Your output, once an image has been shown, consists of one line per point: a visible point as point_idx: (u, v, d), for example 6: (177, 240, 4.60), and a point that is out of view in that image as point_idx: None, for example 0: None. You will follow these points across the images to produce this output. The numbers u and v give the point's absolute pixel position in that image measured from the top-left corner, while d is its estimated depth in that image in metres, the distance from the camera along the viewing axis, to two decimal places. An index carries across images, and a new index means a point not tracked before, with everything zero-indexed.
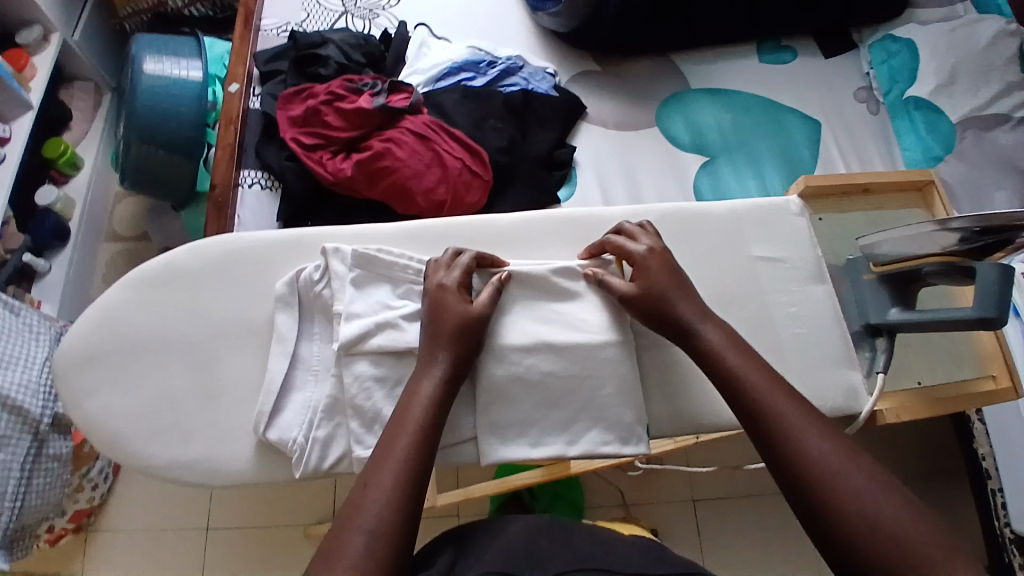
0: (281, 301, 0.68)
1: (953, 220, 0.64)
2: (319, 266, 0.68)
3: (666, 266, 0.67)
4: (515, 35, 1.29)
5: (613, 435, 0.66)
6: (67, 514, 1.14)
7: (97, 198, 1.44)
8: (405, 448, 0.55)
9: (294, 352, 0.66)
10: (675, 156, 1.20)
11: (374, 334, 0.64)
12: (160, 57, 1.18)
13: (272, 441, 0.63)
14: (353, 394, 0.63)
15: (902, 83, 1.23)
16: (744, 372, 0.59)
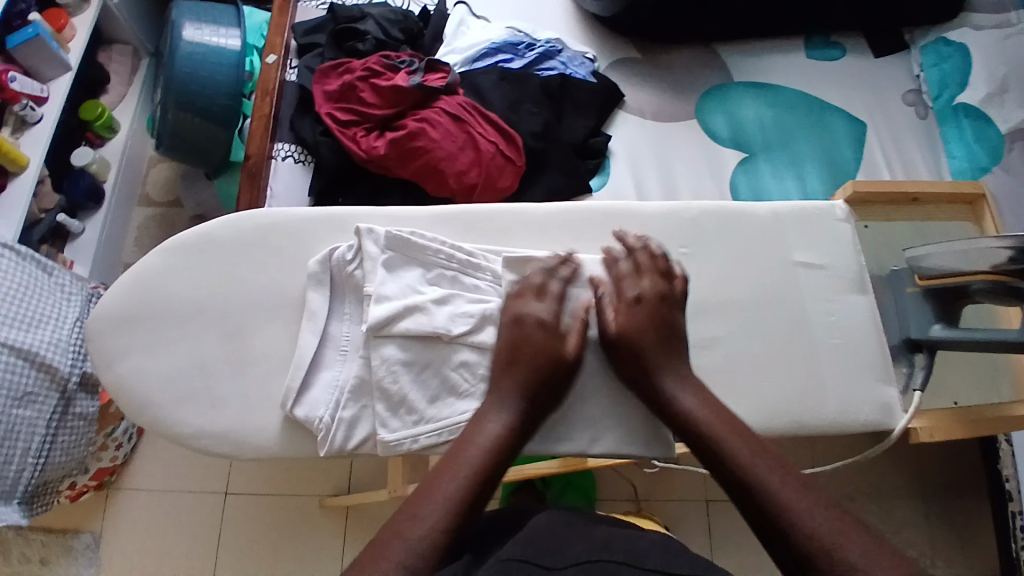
0: (313, 279, 0.68)
1: (1002, 238, 0.61)
2: (353, 246, 0.68)
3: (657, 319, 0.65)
4: (555, 17, 1.27)
5: (635, 436, 0.67)
6: (90, 472, 1.17)
7: (131, 162, 1.46)
8: (468, 459, 0.55)
9: (324, 331, 0.67)
10: (712, 151, 1.17)
11: (403, 317, 0.64)
12: (200, 24, 1.18)
13: (299, 417, 0.64)
14: (381, 376, 0.63)
15: (953, 88, 1.19)
16: (724, 437, 0.57)
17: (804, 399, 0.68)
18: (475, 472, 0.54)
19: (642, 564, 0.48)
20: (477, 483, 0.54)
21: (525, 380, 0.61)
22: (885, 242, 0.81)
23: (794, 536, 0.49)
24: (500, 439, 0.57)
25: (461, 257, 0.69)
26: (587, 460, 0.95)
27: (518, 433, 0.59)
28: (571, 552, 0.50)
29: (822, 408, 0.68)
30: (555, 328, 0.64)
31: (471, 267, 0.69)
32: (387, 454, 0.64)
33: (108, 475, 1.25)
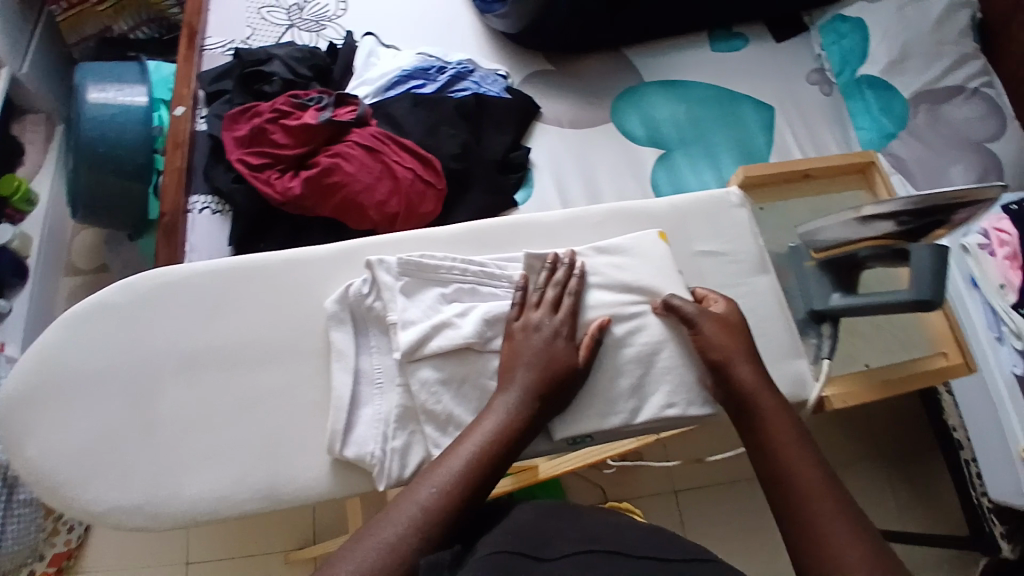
0: (333, 318, 0.65)
1: (883, 203, 0.64)
2: (367, 279, 0.65)
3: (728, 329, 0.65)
4: (465, 39, 1.28)
5: (679, 398, 0.65)
6: (45, 558, 1.16)
7: (54, 232, 1.40)
8: (469, 450, 0.54)
9: (355, 368, 0.64)
10: (632, 152, 1.19)
11: (432, 337, 0.62)
12: (104, 85, 1.16)
13: (350, 457, 0.61)
14: (423, 399, 0.61)
15: (854, 63, 1.24)
16: (781, 442, 0.56)
17: None
18: (474, 464, 0.54)
19: (631, 551, 0.45)
20: (481, 470, 0.54)
21: (533, 385, 0.59)
22: (782, 221, 0.82)
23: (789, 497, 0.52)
24: (501, 441, 0.56)
25: (476, 269, 0.67)
26: (540, 470, 0.94)
27: (524, 437, 0.57)
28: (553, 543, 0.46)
29: None
30: (549, 327, 0.63)
31: (486, 276, 0.67)
32: (312, 497, 0.62)
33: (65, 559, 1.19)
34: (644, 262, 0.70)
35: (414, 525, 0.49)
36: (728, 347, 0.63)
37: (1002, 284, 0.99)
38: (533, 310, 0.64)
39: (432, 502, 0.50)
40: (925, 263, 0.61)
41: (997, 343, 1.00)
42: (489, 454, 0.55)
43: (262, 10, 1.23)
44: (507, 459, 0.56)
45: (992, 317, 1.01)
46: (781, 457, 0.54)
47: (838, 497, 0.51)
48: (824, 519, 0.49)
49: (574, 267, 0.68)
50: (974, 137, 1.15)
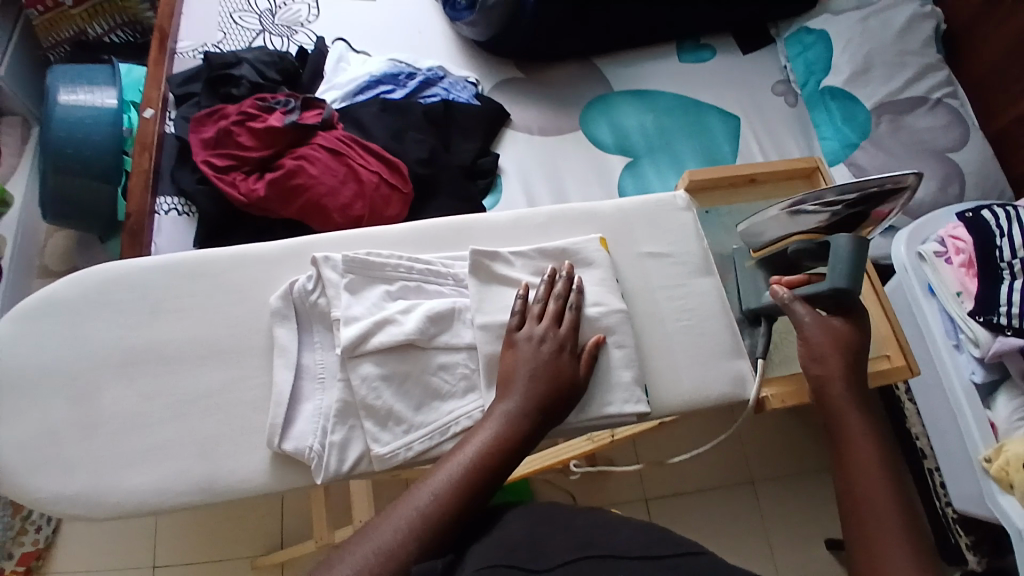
0: (276, 315, 0.65)
1: (806, 199, 0.72)
2: (312, 276, 0.66)
3: (839, 344, 0.63)
4: (437, 47, 1.30)
5: (614, 397, 0.66)
6: (13, 557, 1.16)
7: (26, 238, 1.37)
8: (467, 460, 0.55)
9: (298, 363, 0.64)
10: (599, 159, 1.21)
11: (375, 333, 0.62)
12: (74, 87, 1.16)
13: (288, 451, 0.61)
14: (363, 394, 0.61)
15: (818, 75, 1.26)
16: (861, 467, 0.57)
17: (666, 386, 0.70)
18: (467, 475, 0.54)
19: (625, 552, 0.45)
20: (483, 476, 0.55)
21: (534, 393, 0.60)
22: (725, 224, 0.83)
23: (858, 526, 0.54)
24: (495, 451, 0.56)
25: (421, 267, 0.68)
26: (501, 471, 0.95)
27: (522, 444, 0.58)
28: (545, 546, 0.47)
29: (682, 392, 0.70)
30: (550, 342, 0.63)
31: (432, 274, 0.68)
32: (255, 493, 0.61)
33: (33, 560, 1.17)
34: (590, 269, 0.71)
35: (413, 526, 0.51)
36: (827, 369, 0.63)
37: (959, 291, 1.01)
38: (531, 322, 0.65)
39: (428, 507, 0.52)
40: (845, 253, 0.63)
41: (955, 349, 1.02)
42: (482, 463, 0.55)
43: (233, 15, 1.24)
44: (507, 468, 0.56)
45: (950, 325, 1.03)
46: (863, 483, 0.56)
47: (912, 535, 0.52)
48: (887, 548, 0.52)
49: (572, 280, 0.68)
50: (934, 147, 1.17)
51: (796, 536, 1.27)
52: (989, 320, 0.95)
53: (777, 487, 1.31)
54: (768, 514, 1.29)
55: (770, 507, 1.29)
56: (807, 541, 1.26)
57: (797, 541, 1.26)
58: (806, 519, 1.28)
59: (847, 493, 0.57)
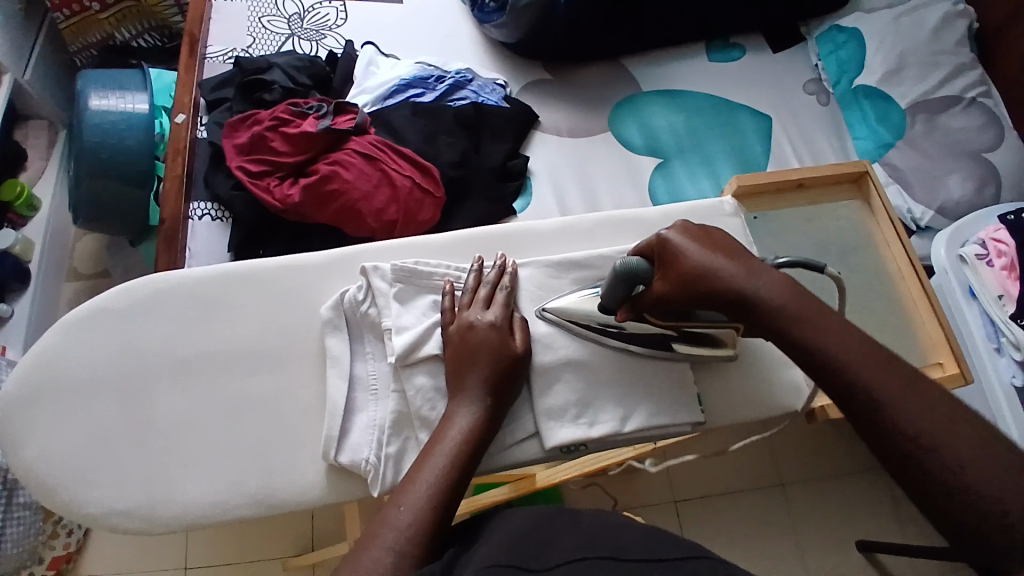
0: (328, 325, 0.65)
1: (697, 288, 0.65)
2: (362, 285, 0.66)
3: (709, 242, 0.60)
4: (465, 49, 1.29)
5: (662, 409, 0.66)
6: (44, 562, 1.16)
7: (56, 243, 1.38)
8: (439, 464, 0.55)
9: (350, 373, 0.64)
10: (630, 161, 1.20)
11: (427, 342, 0.63)
12: (106, 92, 1.17)
13: (344, 463, 0.61)
14: (418, 405, 0.61)
15: (851, 73, 1.24)
16: (856, 367, 0.51)
17: (715, 396, 0.69)
18: (446, 478, 0.54)
19: (630, 555, 0.44)
20: (456, 477, 0.55)
21: (486, 384, 0.60)
22: (775, 232, 0.81)
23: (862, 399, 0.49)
24: (466, 451, 0.56)
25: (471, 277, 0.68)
26: (538, 477, 0.93)
27: (488, 439, 0.58)
28: (552, 545, 0.47)
29: (731, 404, 0.69)
30: (489, 327, 0.62)
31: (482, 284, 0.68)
32: (306, 503, 0.62)
33: (64, 563, 1.18)
34: None
35: (400, 537, 0.50)
36: (718, 267, 0.58)
37: (1000, 295, 1.00)
38: (470, 309, 0.64)
39: (417, 515, 0.51)
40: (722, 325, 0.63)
41: (995, 352, 1.01)
42: (460, 464, 0.56)
43: (262, 19, 1.25)
44: (475, 463, 0.57)
45: (991, 328, 1.02)
46: (873, 383, 0.50)
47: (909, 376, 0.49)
48: (899, 404, 0.48)
49: (505, 268, 0.68)
50: (970, 147, 1.14)
51: (828, 538, 1.25)
52: None
53: (807, 489, 1.29)
54: (799, 519, 1.27)
55: (801, 510, 1.28)
56: (837, 544, 1.25)
57: (829, 547, 1.24)
58: (839, 521, 1.27)
59: (856, 402, 0.50)
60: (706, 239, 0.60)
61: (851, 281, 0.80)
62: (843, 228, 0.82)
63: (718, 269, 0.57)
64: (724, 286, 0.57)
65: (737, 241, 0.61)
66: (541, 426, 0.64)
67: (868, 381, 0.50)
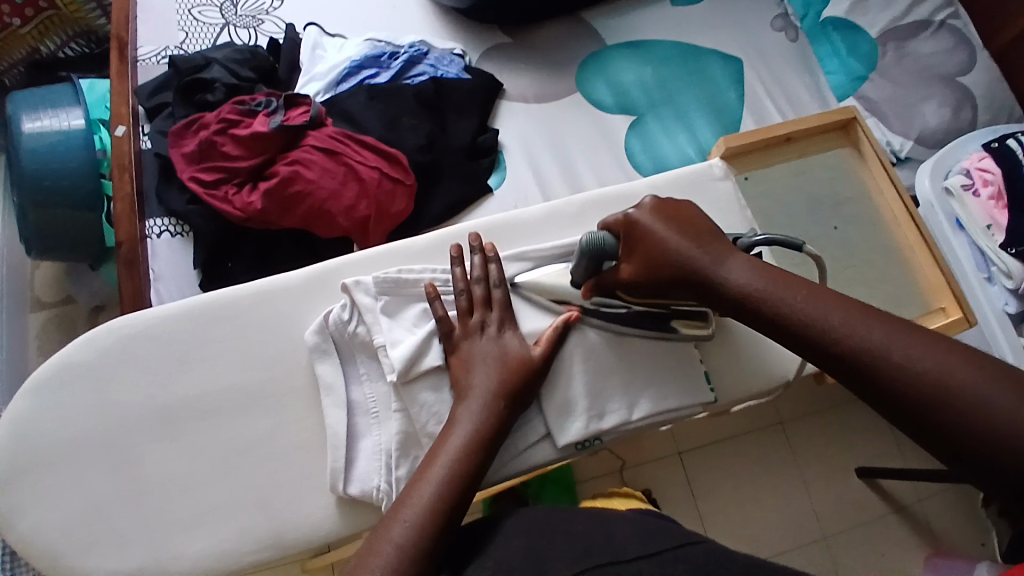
0: (315, 351, 0.62)
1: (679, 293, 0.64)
2: (346, 304, 0.62)
3: (676, 220, 0.58)
4: (415, 19, 1.21)
5: (672, 393, 0.64)
6: None
7: (14, 276, 1.30)
8: (441, 472, 0.53)
9: (347, 400, 0.61)
10: (603, 121, 1.15)
11: (426, 353, 0.60)
12: (37, 112, 1.08)
13: (355, 495, 0.58)
14: (425, 423, 0.58)
15: (817, 6, 1.19)
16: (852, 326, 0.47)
17: (725, 370, 0.68)
18: (450, 485, 0.52)
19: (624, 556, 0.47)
20: (462, 488, 0.52)
21: (492, 389, 0.57)
22: (769, 191, 0.79)
23: (853, 357, 0.46)
24: (472, 458, 0.54)
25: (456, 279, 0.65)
26: None
27: (495, 445, 0.56)
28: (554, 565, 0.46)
29: (742, 377, 0.68)
30: (489, 337, 0.60)
31: None
32: (321, 537, 0.59)
33: None
34: None
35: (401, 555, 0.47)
36: (683, 249, 0.56)
37: (988, 224, 0.99)
38: (464, 315, 0.61)
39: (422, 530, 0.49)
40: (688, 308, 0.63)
41: (987, 282, 1.01)
42: (463, 469, 0.53)
43: (193, 10, 1.15)
44: (484, 471, 0.54)
45: (981, 258, 1.02)
46: (874, 348, 0.45)
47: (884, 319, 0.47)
48: (884, 351, 0.45)
49: (488, 255, 0.64)
50: (943, 71, 1.11)
51: (831, 471, 1.26)
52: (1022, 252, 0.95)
53: (807, 426, 1.29)
54: (803, 457, 1.27)
55: (803, 448, 1.28)
56: (840, 477, 1.26)
57: (836, 483, 1.26)
58: (840, 452, 1.28)
59: (840, 362, 0.47)
60: (673, 212, 0.58)
61: (848, 234, 0.78)
62: (835, 179, 0.80)
63: (679, 250, 0.56)
64: (688, 267, 0.55)
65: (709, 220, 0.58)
66: (553, 426, 0.61)
67: (866, 344, 0.46)
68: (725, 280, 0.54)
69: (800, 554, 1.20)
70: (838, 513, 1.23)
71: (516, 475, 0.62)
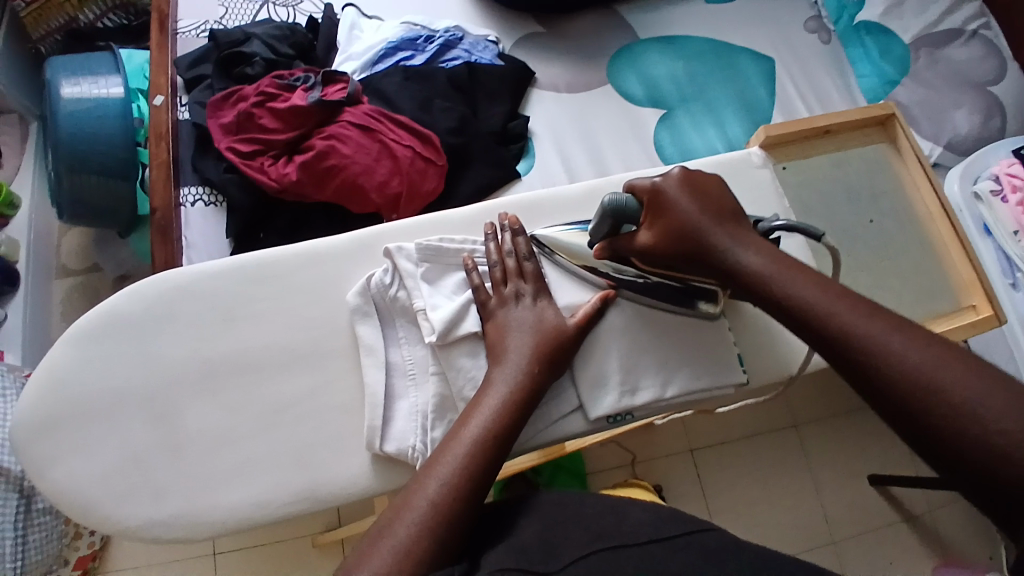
0: (357, 313, 0.64)
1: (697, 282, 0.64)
2: (388, 268, 0.64)
3: (699, 195, 0.59)
4: (451, 5, 1.22)
5: (703, 371, 0.65)
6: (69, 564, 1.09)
7: (41, 241, 1.32)
8: (475, 431, 0.54)
9: (386, 361, 0.63)
10: (632, 114, 1.16)
11: (464, 318, 0.61)
12: (76, 78, 1.10)
13: (391, 452, 0.60)
14: (460, 387, 0.60)
15: (852, 9, 1.20)
16: (859, 321, 0.48)
17: (755, 355, 0.69)
18: (483, 443, 0.53)
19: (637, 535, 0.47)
20: (491, 456, 0.53)
21: (525, 360, 0.58)
22: (806, 181, 0.80)
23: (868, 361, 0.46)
24: (503, 422, 0.55)
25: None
26: (567, 444, 0.88)
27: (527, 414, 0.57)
28: (579, 533, 0.48)
29: (772, 362, 0.69)
30: (527, 309, 0.61)
31: None
32: (354, 495, 0.61)
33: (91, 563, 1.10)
34: None
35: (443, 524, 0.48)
36: (704, 225, 0.57)
37: (1016, 229, 1.02)
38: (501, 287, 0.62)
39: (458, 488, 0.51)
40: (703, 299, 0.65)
41: (1012, 289, 1.03)
42: (498, 429, 0.54)
43: None
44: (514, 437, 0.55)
45: (1007, 264, 1.04)
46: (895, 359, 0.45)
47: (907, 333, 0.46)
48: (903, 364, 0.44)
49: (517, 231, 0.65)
50: (976, 79, 1.11)
51: (842, 476, 1.27)
52: None
53: (821, 428, 1.30)
54: (814, 460, 1.28)
55: (815, 453, 1.28)
56: (852, 484, 1.26)
57: (848, 487, 1.26)
58: (853, 457, 1.28)
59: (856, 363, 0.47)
60: (700, 186, 0.60)
61: (884, 227, 0.79)
62: (872, 173, 0.82)
63: (701, 224, 0.57)
64: (709, 246, 0.57)
65: (730, 196, 0.60)
66: (585, 397, 0.63)
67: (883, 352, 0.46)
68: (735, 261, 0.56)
69: (806, 557, 1.20)
70: (846, 519, 1.24)
71: (547, 446, 0.63)
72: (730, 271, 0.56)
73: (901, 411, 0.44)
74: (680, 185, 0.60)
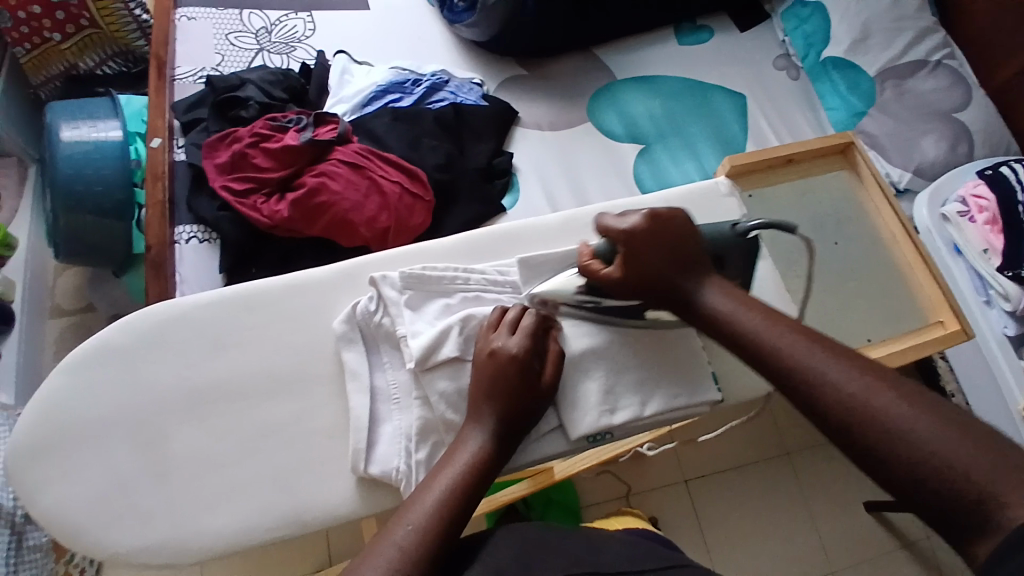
0: (343, 339, 0.66)
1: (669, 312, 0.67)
2: (373, 296, 0.67)
3: (664, 239, 0.62)
4: (438, 51, 1.29)
5: (680, 388, 0.67)
6: None
7: (36, 280, 1.34)
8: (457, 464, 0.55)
9: (371, 385, 0.65)
10: (612, 150, 1.20)
11: (445, 343, 0.63)
12: (76, 123, 1.14)
13: (375, 473, 0.61)
14: (442, 410, 0.61)
15: (818, 46, 1.25)
16: (799, 350, 0.51)
17: (731, 373, 0.71)
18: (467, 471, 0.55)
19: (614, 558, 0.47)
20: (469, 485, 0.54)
21: (499, 387, 0.59)
22: (772, 208, 0.84)
23: (832, 404, 0.47)
24: (487, 457, 0.57)
25: (478, 277, 0.70)
26: (554, 471, 0.91)
27: (508, 446, 0.58)
28: (562, 546, 0.49)
29: (749, 379, 0.71)
30: (498, 340, 0.61)
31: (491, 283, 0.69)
32: (340, 519, 0.62)
33: None
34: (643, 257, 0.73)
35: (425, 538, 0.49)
36: (666, 270, 0.61)
37: (985, 249, 1.07)
38: (492, 334, 0.62)
39: (443, 502, 0.53)
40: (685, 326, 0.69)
41: (986, 305, 1.09)
42: (481, 460, 0.56)
43: (230, 36, 1.22)
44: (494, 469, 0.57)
45: (979, 282, 1.09)
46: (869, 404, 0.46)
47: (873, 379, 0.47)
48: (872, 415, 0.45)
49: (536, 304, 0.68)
50: (938, 110, 1.17)
51: (835, 502, 1.27)
52: (1018, 274, 1.01)
53: (811, 456, 1.30)
54: (805, 486, 1.28)
55: (807, 479, 1.28)
56: (845, 510, 1.26)
57: (840, 512, 1.26)
58: (846, 484, 1.28)
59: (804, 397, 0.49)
60: (666, 231, 0.62)
61: (848, 250, 0.84)
62: (835, 199, 0.86)
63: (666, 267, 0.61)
64: (675, 289, 0.61)
65: (698, 239, 0.63)
66: (565, 417, 0.64)
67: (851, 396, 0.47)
68: (701, 303, 0.60)
69: None
70: (842, 546, 1.23)
71: (530, 467, 0.65)
72: (699, 315, 0.59)
73: (876, 456, 0.44)
74: (641, 228, 0.62)
